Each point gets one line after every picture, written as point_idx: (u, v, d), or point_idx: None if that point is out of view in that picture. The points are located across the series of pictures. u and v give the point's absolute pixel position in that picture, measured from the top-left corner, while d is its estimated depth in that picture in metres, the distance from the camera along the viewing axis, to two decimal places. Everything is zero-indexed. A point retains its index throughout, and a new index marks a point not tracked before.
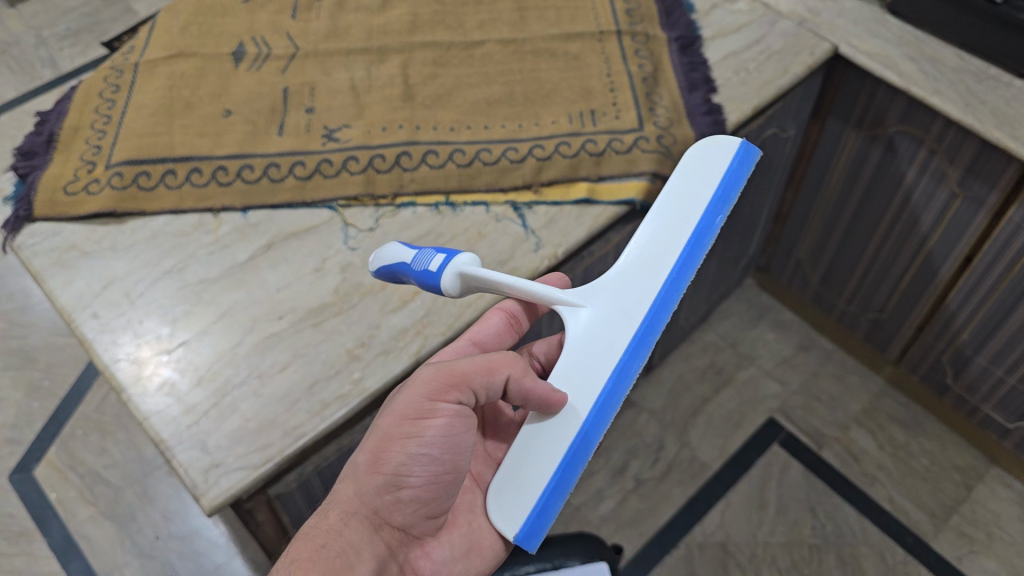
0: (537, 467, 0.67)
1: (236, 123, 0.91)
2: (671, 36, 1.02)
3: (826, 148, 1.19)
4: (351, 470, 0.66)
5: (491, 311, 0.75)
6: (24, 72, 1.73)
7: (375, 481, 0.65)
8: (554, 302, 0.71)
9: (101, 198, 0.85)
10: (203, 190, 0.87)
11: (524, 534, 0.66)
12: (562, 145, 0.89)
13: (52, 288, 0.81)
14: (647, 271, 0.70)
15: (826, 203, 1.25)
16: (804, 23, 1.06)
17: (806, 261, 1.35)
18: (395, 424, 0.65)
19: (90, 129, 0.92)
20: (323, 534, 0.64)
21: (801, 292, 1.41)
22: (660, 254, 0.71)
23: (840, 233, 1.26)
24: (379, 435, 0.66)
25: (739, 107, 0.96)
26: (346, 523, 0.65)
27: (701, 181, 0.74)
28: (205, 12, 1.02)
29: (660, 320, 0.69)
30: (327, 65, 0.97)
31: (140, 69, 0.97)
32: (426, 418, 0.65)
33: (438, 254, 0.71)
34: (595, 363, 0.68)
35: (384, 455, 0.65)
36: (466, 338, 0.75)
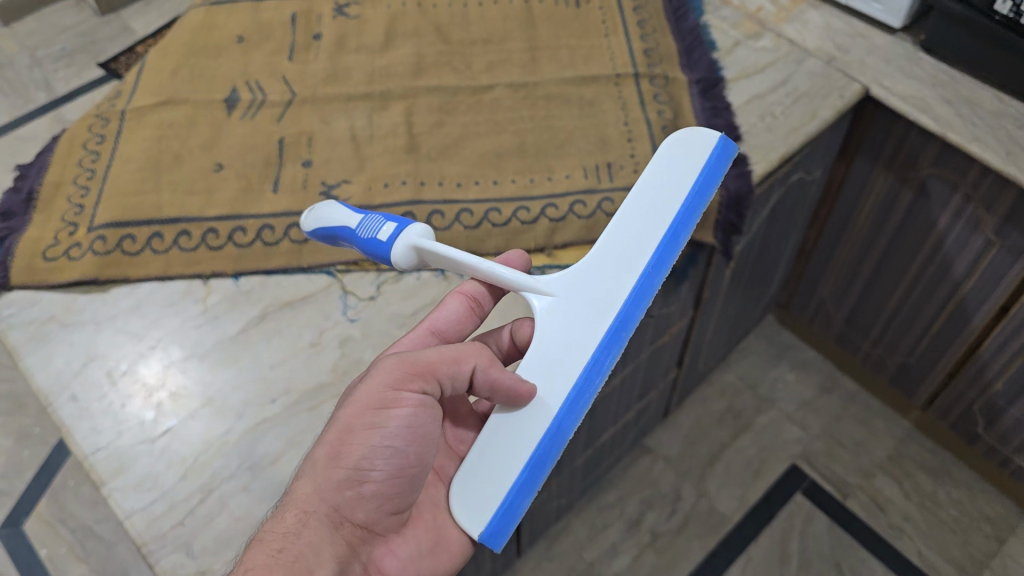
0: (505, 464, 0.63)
1: (229, 178, 0.85)
2: (692, 78, 0.95)
3: (852, 189, 1.12)
4: (309, 466, 0.62)
5: (449, 298, 0.72)
6: (18, 94, 1.65)
7: (336, 477, 0.61)
8: (522, 288, 0.66)
9: (82, 265, 0.80)
10: (192, 254, 0.81)
11: (490, 533, 0.63)
12: (577, 204, 0.83)
13: (29, 367, 0.76)
14: (621, 262, 0.65)
15: (851, 243, 1.18)
16: (832, 62, 0.99)
17: (830, 303, 1.28)
18: (357, 415, 0.61)
19: (72, 185, 0.86)
20: (281, 535, 0.59)
21: (824, 333, 1.34)
22: (634, 248, 0.65)
23: (866, 273, 1.19)
24: (340, 427, 0.61)
25: (764, 157, 0.90)
26: (306, 522, 0.60)
27: (678, 171, 0.67)
28: (195, 53, 0.96)
29: (635, 314, 0.64)
30: (325, 112, 0.91)
31: (127, 118, 0.91)
32: (389, 408, 0.61)
33: (387, 222, 0.68)
34: (566, 355, 0.64)
35: (347, 448, 0.61)
36: (425, 329, 0.72)
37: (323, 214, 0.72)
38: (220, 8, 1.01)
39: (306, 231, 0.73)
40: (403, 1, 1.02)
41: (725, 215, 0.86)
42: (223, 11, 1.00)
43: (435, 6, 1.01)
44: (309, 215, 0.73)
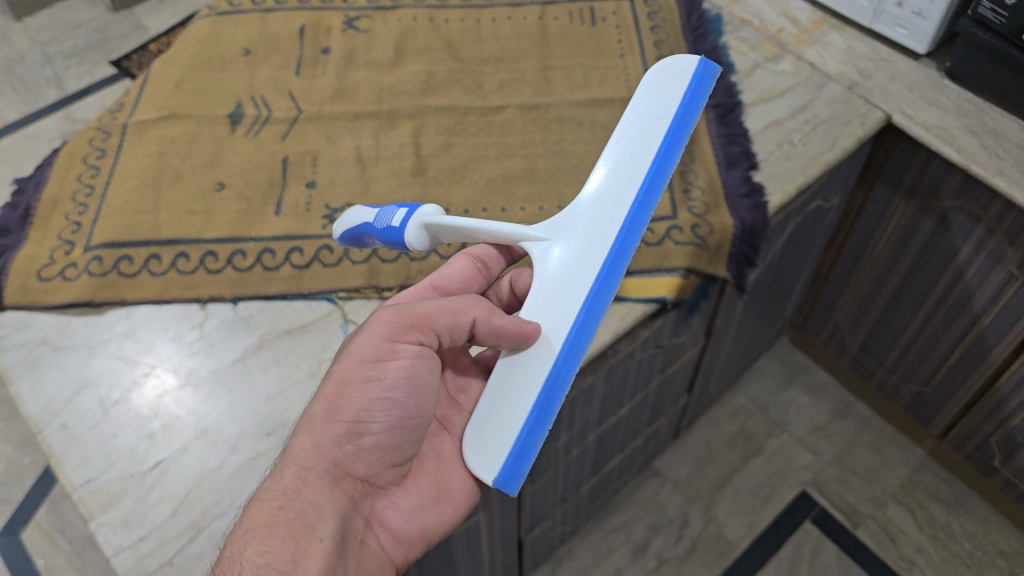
0: (512, 405, 0.60)
1: (230, 199, 0.83)
2: (709, 102, 0.93)
3: (870, 218, 1.10)
4: (309, 419, 0.63)
5: (455, 257, 0.72)
6: (28, 91, 1.63)
7: (336, 429, 0.62)
8: (517, 238, 0.64)
9: (78, 286, 0.79)
10: (190, 277, 0.79)
11: (504, 476, 0.59)
12: None
13: (20, 392, 0.74)
14: (608, 200, 0.62)
15: (868, 270, 1.15)
16: (854, 87, 0.96)
17: (845, 328, 1.26)
18: (354, 368, 0.62)
19: (71, 202, 0.85)
20: (283, 487, 0.60)
21: (839, 358, 1.31)
22: (621, 183, 0.62)
23: (882, 301, 1.16)
24: (336, 381, 0.62)
25: (781, 187, 0.87)
26: (308, 475, 0.61)
27: (656, 103, 0.64)
28: (201, 66, 0.94)
29: (628, 247, 0.61)
30: (331, 130, 0.88)
31: (128, 131, 0.89)
32: (385, 361, 0.62)
33: (400, 210, 0.68)
34: (562, 295, 0.61)
35: (343, 401, 0.61)
36: (426, 284, 0.71)
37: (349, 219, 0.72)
38: (227, 18, 0.99)
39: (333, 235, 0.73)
40: (415, 16, 0.99)
41: (738, 248, 0.83)
42: (230, 22, 0.98)
43: (447, 22, 0.98)
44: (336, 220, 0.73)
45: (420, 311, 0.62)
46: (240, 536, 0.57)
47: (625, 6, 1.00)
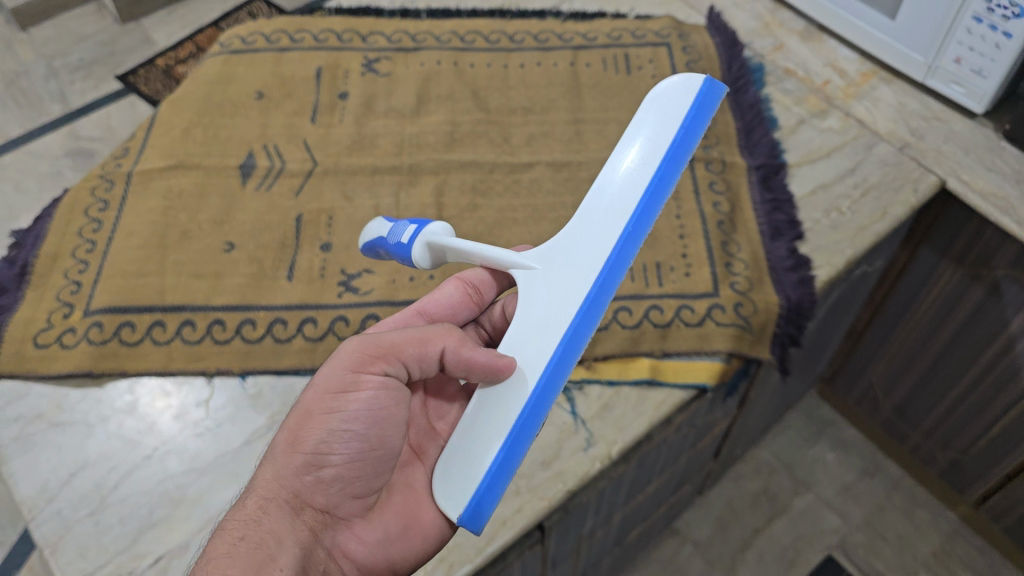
0: (483, 437, 0.54)
1: (240, 261, 0.78)
2: (752, 164, 0.87)
3: (909, 285, 1.06)
4: (270, 455, 0.56)
5: (445, 282, 0.67)
6: (32, 106, 1.57)
7: (295, 460, 0.54)
8: (508, 265, 0.58)
9: (76, 355, 0.73)
10: (196, 348, 0.74)
11: (469, 514, 0.53)
12: (622, 311, 0.76)
13: (13, 473, 0.69)
14: (596, 233, 0.55)
15: (908, 334, 1.11)
16: (905, 148, 0.90)
17: (879, 389, 1.22)
18: (315, 399, 0.55)
19: (71, 258, 0.79)
20: (237, 521, 0.52)
21: (870, 418, 1.27)
22: (612, 214, 0.55)
23: (922, 366, 1.12)
24: (297, 414, 0.56)
25: (829, 260, 0.81)
26: (265, 508, 0.53)
27: (656, 123, 0.55)
28: (211, 111, 0.88)
29: (612, 283, 0.54)
30: (349, 187, 0.83)
31: (133, 181, 0.83)
32: (350, 390, 0.55)
33: (411, 224, 0.61)
34: (539, 332, 0.54)
35: (304, 431, 0.55)
36: (414, 310, 0.66)
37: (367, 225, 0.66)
38: (240, 57, 0.93)
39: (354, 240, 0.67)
40: (439, 59, 0.93)
41: (784, 327, 0.77)
42: (242, 62, 0.92)
43: (472, 67, 0.92)
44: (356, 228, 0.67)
45: (386, 341, 0.56)
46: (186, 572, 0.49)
47: (662, 52, 0.94)
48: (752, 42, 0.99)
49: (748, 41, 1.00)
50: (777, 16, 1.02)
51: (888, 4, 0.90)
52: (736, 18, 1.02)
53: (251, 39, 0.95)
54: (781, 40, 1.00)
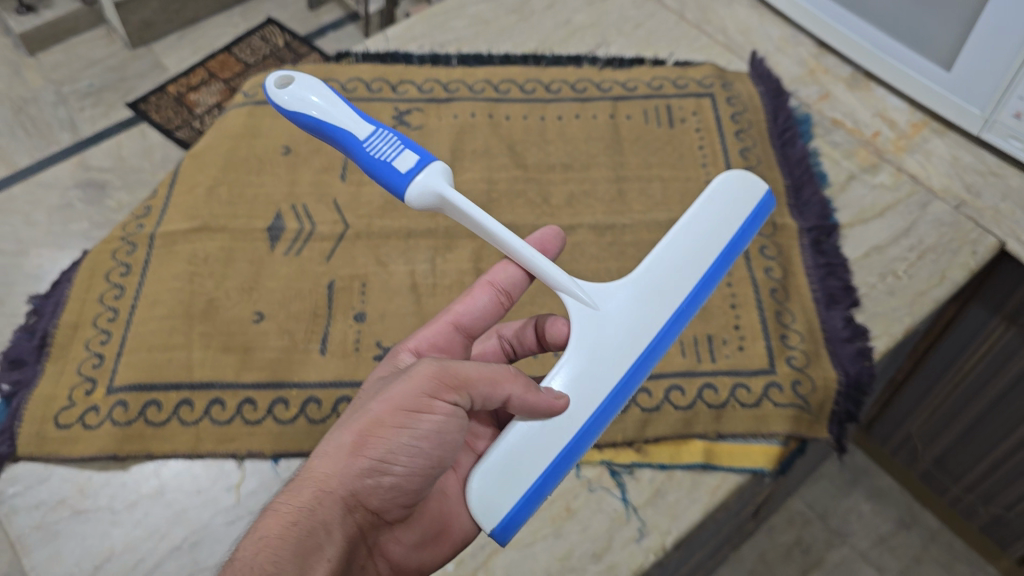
0: (524, 458, 0.52)
1: (271, 333, 0.74)
2: (804, 225, 0.83)
3: (962, 340, 1.02)
4: (326, 450, 0.49)
5: (477, 289, 0.59)
6: (39, 134, 1.50)
7: (356, 470, 0.48)
8: (559, 291, 0.56)
9: (99, 437, 0.69)
10: (226, 428, 0.69)
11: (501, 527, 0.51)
12: (673, 390, 0.72)
13: (35, 566, 0.65)
14: (656, 294, 0.56)
15: (952, 387, 1.06)
16: (961, 207, 0.86)
17: (918, 440, 1.18)
18: (385, 414, 0.48)
19: (92, 328, 0.75)
20: (286, 518, 0.46)
21: (908, 466, 1.23)
22: (672, 279, 0.56)
23: (963, 425, 1.07)
24: (364, 419, 0.48)
25: (887, 329, 0.78)
26: (319, 510, 0.47)
27: (727, 204, 0.58)
28: (236, 168, 0.84)
29: (667, 342, 0.55)
30: (382, 251, 0.79)
31: (156, 244, 0.79)
32: (424, 410, 0.48)
33: (407, 152, 0.55)
34: (593, 373, 0.53)
35: (370, 440, 0.48)
36: (448, 322, 0.58)
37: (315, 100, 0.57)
38: (265, 108, 0.89)
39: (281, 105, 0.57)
40: (473, 111, 0.89)
41: (842, 404, 0.73)
42: (268, 114, 0.89)
43: (508, 119, 0.88)
44: (292, 93, 0.57)
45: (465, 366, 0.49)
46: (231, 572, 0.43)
47: (706, 103, 0.91)
48: (797, 90, 0.97)
49: (793, 89, 0.97)
50: (821, 62, 0.99)
51: (944, 54, 0.86)
52: (780, 64, 0.99)
53: None
54: (828, 88, 0.97)
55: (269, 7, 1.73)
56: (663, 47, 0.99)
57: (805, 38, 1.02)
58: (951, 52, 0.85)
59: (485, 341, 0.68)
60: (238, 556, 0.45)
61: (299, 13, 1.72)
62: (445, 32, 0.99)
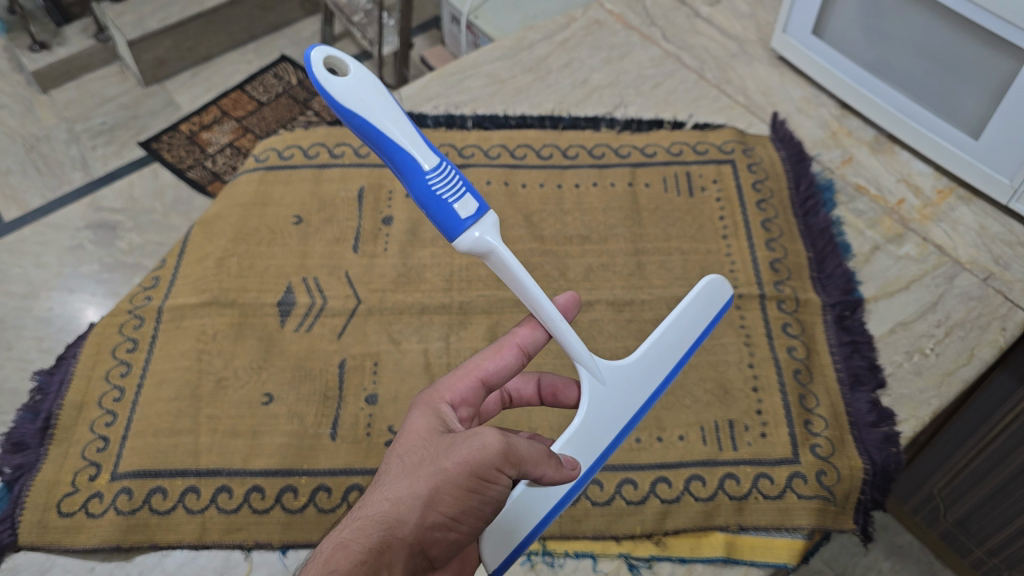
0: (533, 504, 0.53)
1: (281, 416, 0.72)
2: (828, 300, 0.81)
3: (992, 394, 0.85)
4: (393, 491, 0.45)
5: (507, 350, 0.54)
6: (52, 173, 1.44)
7: (426, 521, 0.45)
8: (578, 362, 0.55)
9: (103, 525, 0.67)
10: (233, 517, 0.67)
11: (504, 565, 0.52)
12: (694, 480, 0.70)
13: None
14: (646, 379, 0.58)
15: (963, 468, 0.90)
16: (990, 279, 0.83)
17: (940, 500, 0.97)
18: (460, 474, 0.45)
19: (98, 408, 0.73)
20: (356, 555, 0.42)
21: (929, 526, 1.02)
22: (657, 367, 0.58)
23: (989, 489, 0.88)
24: (438, 472, 0.45)
25: (915, 412, 0.74)
26: (387, 553, 0.44)
27: (712, 297, 0.62)
28: (247, 238, 0.83)
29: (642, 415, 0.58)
30: (394, 328, 0.77)
31: (165, 318, 0.78)
32: (495, 477, 0.46)
33: (469, 194, 0.51)
34: (588, 441, 0.54)
35: (444, 496, 0.45)
36: (476, 378, 0.53)
37: (371, 104, 0.49)
38: (277, 174, 0.89)
39: (336, 98, 0.48)
40: (489, 178, 0.88)
41: (869, 493, 0.70)
42: (279, 180, 0.88)
43: (524, 187, 0.87)
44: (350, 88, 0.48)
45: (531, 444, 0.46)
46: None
47: (727, 170, 0.90)
48: (819, 154, 0.95)
49: (815, 153, 0.95)
50: (844, 124, 0.98)
51: (972, 123, 0.84)
52: (802, 126, 0.98)
53: (288, 153, 0.91)
54: (851, 152, 0.95)
55: (283, 44, 1.71)
56: (682, 107, 0.99)
57: (827, 98, 1.01)
58: (981, 119, 0.82)
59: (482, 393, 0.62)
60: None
61: None
62: (461, 92, 1.00)
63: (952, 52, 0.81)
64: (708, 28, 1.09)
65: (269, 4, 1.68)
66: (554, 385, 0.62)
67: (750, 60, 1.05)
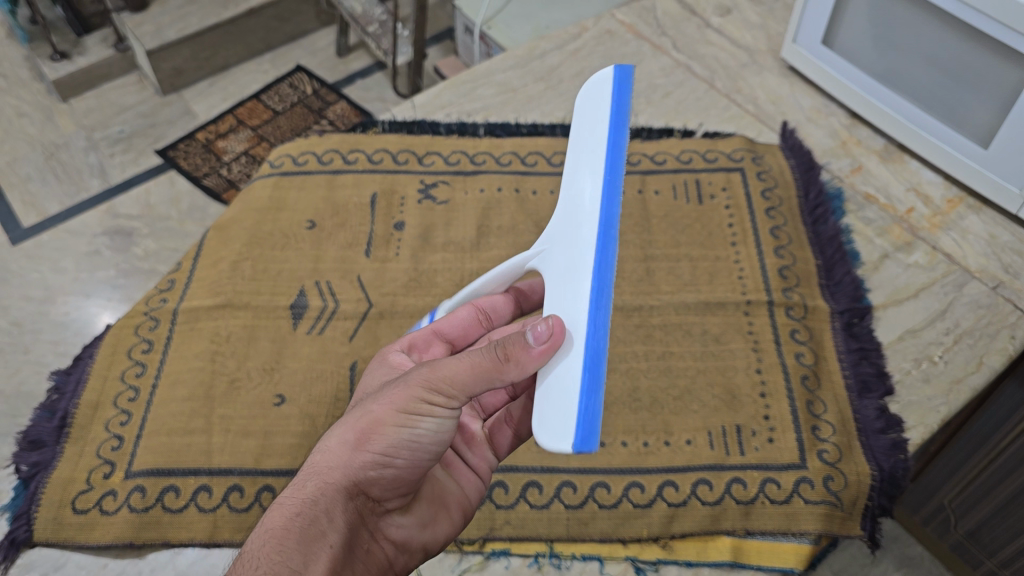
0: (563, 381, 0.45)
1: (292, 417, 0.73)
2: (836, 307, 0.81)
3: (1003, 404, 0.85)
4: (329, 442, 0.50)
5: (460, 307, 0.63)
6: (70, 180, 1.46)
7: (357, 461, 0.49)
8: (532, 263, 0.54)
9: (116, 523, 0.68)
10: (244, 516, 0.68)
11: (580, 438, 0.42)
12: (701, 484, 0.70)
13: None
14: (577, 211, 0.50)
15: (971, 478, 0.90)
16: (999, 288, 0.83)
17: (951, 511, 0.95)
18: (386, 412, 0.49)
19: (113, 408, 0.74)
20: (289, 509, 0.48)
21: (939, 538, 1.00)
22: (576, 194, 0.51)
23: (998, 500, 0.87)
24: (366, 415, 0.49)
25: (923, 420, 0.74)
26: (323, 501, 0.48)
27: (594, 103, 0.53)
28: (261, 243, 0.85)
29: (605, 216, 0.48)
30: (405, 332, 0.78)
31: (179, 320, 0.80)
32: (427, 410, 0.48)
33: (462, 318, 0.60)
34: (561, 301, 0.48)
35: (373, 436, 0.49)
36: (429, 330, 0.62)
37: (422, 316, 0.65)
38: (291, 179, 0.90)
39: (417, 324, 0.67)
40: (499, 185, 0.89)
41: (876, 499, 0.70)
42: (293, 186, 0.89)
43: (535, 193, 0.88)
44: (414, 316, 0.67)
45: (451, 371, 0.48)
46: (243, 565, 0.45)
47: (737, 178, 0.91)
48: (829, 162, 0.96)
49: (824, 162, 0.96)
50: (854, 133, 0.98)
51: (982, 131, 0.84)
52: (811, 135, 0.98)
53: (303, 159, 0.92)
54: (860, 161, 0.96)
55: (298, 55, 1.73)
56: (692, 116, 1.00)
57: (836, 107, 1.01)
58: (989, 127, 0.83)
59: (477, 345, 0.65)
60: (247, 549, 0.47)
61: (328, 60, 1.72)
62: (473, 101, 1.01)
63: (959, 60, 0.82)
64: (719, 39, 1.10)
65: (285, 15, 1.71)
66: None
67: (760, 69, 1.06)
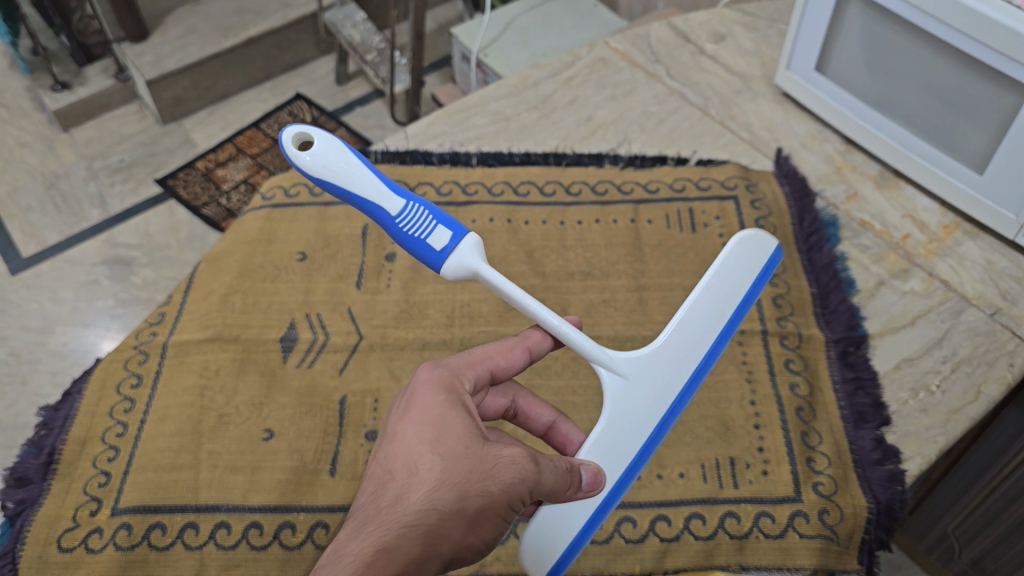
0: (566, 516, 0.55)
1: (280, 452, 0.72)
2: (832, 336, 0.81)
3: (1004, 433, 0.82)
4: (440, 499, 0.45)
5: (520, 350, 0.56)
6: (70, 210, 1.46)
7: (461, 539, 0.46)
8: (596, 362, 0.57)
9: (101, 561, 0.67)
10: (231, 553, 0.67)
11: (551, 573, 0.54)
12: (694, 518, 0.69)
13: None
14: (674, 365, 0.58)
15: (975, 506, 0.88)
16: (997, 314, 0.82)
17: (955, 540, 0.94)
18: (501, 502, 0.47)
19: (100, 444, 0.74)
20: (395, 567, 0.43)
21: (945, 567, 0.99)
22: (681, 348, 0.58)
23: (1004, 529, 0.86)
24: (486, 494, 0.46)
25: (920, 450, 0.72)
26: (424, 566, 0.45)
27: (738, 277, 0.60)
28: (252, 275, 0.84)
29: (685, 400, 0.58)
30: (396, 364, 0.77)
31: (168, 354, 0.79)
32: (519, 506, 0.49)
33: (438, 224, 0.55)
34: (618, 440, 0.56)
35: (484, 521, 0.47)
36: (486, 370, 0.55)
37: (340, 169, 0.55)
38: (283, 211, 0.90)
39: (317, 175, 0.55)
40: (492, 215, 0.89)
41: (873, 532, 0.69)
42: (285, 217, 0.89)
43: (527, 223, 0.89)
44: (322, 161, 0.55)
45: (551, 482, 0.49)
46: None
47: (730, 206, 0.91)
48: (824, 189, 0.95)
49: (819, 188, 0.95)
50: (849, 159, 0.98)
51: (978, 157, 0.83)
52: (806, 161, 0.98)
53: (295, 191, 0.92)
54: (856, 187, 0.95)
55: (298, 83, 1.74)
56: (686, 144, 1.00)
57: (831, 133, 1.01)
58: (984, 154, 0.82)
59: (498, 399, 0.62)
60: None
61: (327, 88, 1.72)
62: (466, 130, 1.01)
63: (953, 87, 0.81)
64: (713, 65, 1.10)
65: (285, 44, 1.72)
66: (567, 437, 0.64)
67: (755, 96, 1.05)
